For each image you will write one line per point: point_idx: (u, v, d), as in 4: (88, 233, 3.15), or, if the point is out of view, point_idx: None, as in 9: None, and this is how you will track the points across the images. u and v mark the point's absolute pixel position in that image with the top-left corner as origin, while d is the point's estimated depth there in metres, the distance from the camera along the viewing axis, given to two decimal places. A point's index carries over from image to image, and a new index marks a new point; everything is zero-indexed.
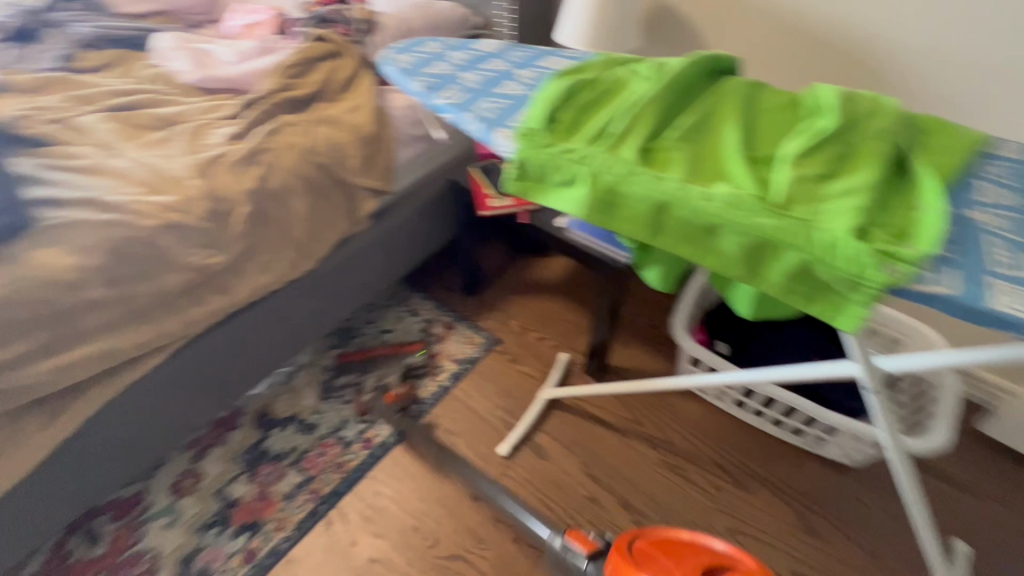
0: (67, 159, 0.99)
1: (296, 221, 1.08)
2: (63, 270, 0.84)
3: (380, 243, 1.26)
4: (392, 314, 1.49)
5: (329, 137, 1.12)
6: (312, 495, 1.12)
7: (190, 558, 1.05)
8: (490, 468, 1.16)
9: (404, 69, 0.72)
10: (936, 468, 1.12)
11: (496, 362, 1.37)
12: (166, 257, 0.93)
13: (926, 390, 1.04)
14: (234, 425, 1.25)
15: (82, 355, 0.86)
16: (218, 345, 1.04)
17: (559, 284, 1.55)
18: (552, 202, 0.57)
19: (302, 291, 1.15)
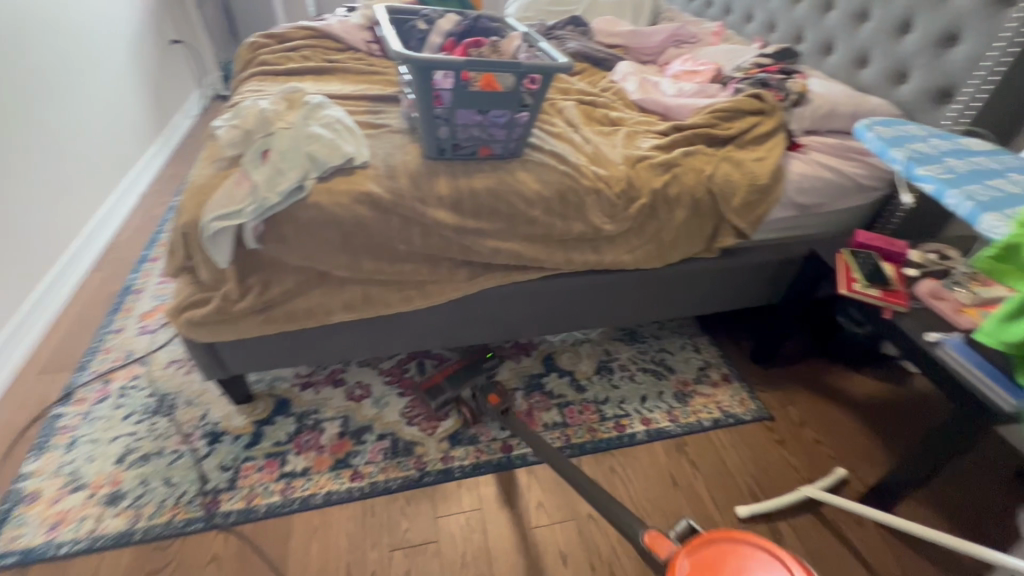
0: (546, 124, 1.37)
1: (670, 226, 1.26)
2: (529, 190, 1.16)
3: (714, 273, 1.37)
4: (678, 340, 1.58)
5: (729, 174, 1.27)
6: (562, 436, 1.30)
7: (467, 423, 1.32)
8: (720, 519, 1.15)
9: (887, 138, 0.83)
10: None
11: (761, 434, 1.33)
12: (583, 210, 1.20)
13: None
14: (528, 352, 1.52)
15: (505, 248, 1.18)
16: (568, 288, 1.29)
17: (859, 405, 1.42)
18: None
19: (640, 281, 1.33)
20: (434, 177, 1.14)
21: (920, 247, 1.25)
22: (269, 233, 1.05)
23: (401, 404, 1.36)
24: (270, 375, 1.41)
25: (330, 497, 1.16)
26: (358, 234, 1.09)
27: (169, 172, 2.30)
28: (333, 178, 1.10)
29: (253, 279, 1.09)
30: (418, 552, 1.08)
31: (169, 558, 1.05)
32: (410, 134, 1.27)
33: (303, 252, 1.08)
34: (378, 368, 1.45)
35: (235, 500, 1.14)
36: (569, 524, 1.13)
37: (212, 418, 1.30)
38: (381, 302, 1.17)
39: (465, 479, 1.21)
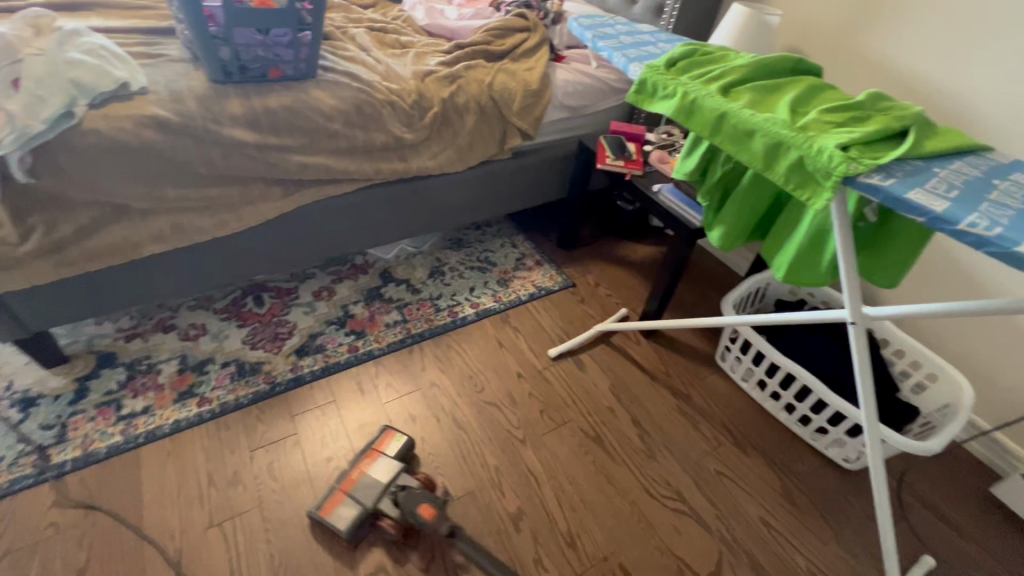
0: (337, 48, 1.44)
1: (462, 132, 1.45)
2: (325, 105, 1.25)
3: (510, 172, 1.61)
4: (498, 241, 1.81)
5: (505, 82, 1.48)
6: (403, 331, 1.46)
7: (314, 337, 1.42)
8: (537, 361, 1.43)
9: (587, 26, 1.08)
10: (916, 493, 1.24)
11: (567, 298, 1.64)
12: (381, 121, 1.32)
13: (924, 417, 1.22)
14: (365, 271, 1.63)
15: (313, 162, 1.26)
16: (384, 197, 1.42)
17: (638, 265, 1.80)
18: (654, 110, 0.87)
19: (449, 185, 1.51)
20: (224, 98, 1.17)
21: (655, 130, 1.61)
22: (41, 165, 1.01)
23: (242, 334, 1.40)
24: (86, 335, 1.34)
25: (179, 424, 1.18)
26: (149, 159, 1.09)
27: None
28: (107, 104, 1.07)
29: (33, 219, 1.03)
30: (279, 446, 1.17)
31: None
32: (192, 61, 1.26)
33: (87, 183, 1.05)
34: (212, 309, 1.46)
35: (69, 451, 1.11)
36: (417, 394, 1.31)
37: (20, 386, 1.22)
38: (193, 229, 1.19)
39: (318, 381, 1.32)
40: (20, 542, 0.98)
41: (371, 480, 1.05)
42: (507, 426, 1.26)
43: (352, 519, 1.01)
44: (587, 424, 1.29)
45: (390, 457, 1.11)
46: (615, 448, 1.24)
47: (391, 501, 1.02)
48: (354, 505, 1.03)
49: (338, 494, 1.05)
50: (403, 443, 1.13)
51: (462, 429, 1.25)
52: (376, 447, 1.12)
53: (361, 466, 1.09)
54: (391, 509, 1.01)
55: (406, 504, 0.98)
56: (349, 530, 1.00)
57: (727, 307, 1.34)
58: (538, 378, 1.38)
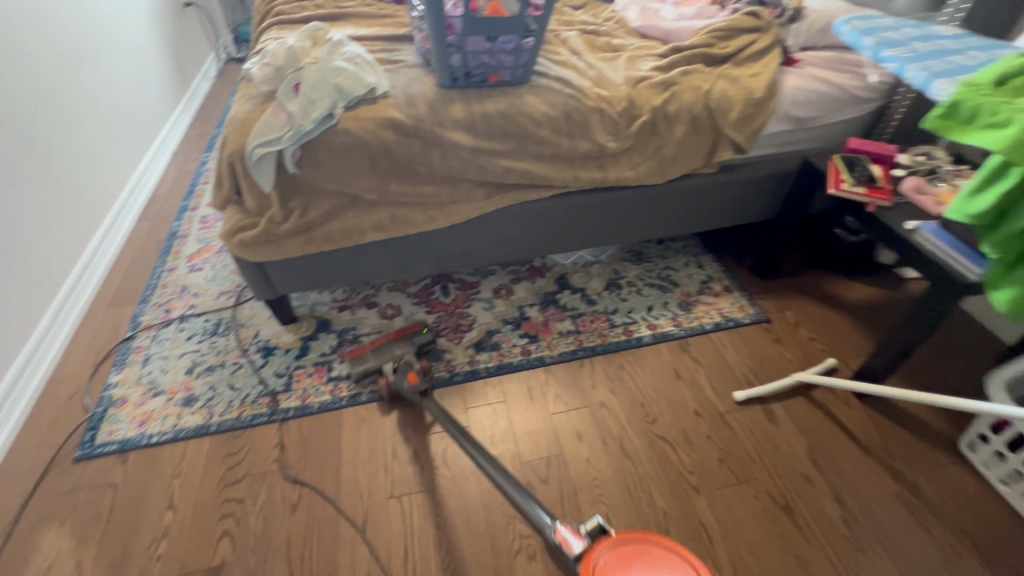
0: (550, 53, 1.44)
1: (669, 142, 1.35)
2: (537, 111, 1.26)
3: (713, 187, 1.46)
4: (682, 259, 1.68)
5: (724, 90, 1.34)
6: (575, 341, 1.44)
7: (489, 334, 1.47)
8: (718, 402, 1.29)
9: (860, 28, 0.91)
10: None
11: (759, 335, 1.45)
12: (587, 129, 1.29)
13: None
14: (542, 274, 1.64)
15: (518, 167, 1.28)
16: (576, 205, 1.40)
17: (854, 308, 1.51)
18: (966, 140, 0.68)
19: (643, 198, 1.43)
20: (449, 103, 1.24)
21: (911, 151, 1.32)
22: (305, 158, 1.18)
23: (429, 320, 1.51)
24: (311, 300, 1.57)
25: (373, 394, 1.32)
26: (384, 157, 1.21)
27: (195, 132, 2.42)
28: (358, 107, 1.21)
29: (294, 203, 1.23)
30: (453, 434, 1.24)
31: (241, 444, 1.23)
32: (424, 67, 1.36)
33: (336, 176, 1.21)
34: (406, 292, 1.60)
35: (292, 399, 1.32)
36: (584, 410, 1.28)
37: (264, 336, 1.47)
38: (407, 222, 1.30)
39: (490, 378, 1.36)
40: (254, 468, 1.18)
41: (390, 349, 1.30)
42: (679, 467, 1.16)
43: (361, 367, 1.28)
44: (775, 489, 1.12)
45: (412, 343, 1.33)
46: (811, 527, 1.06)
47: (394, 368, 1.26)
48: (371, 360, 1.29)
49: (365, 349, 1.31)
50: (426, 336, 1.35)
51: (628, 459, 1.18)
52: (406, 330, 1.34)
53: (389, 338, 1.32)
54: (390, 371, 1.26)
55: (401, 372, 1.23)
56: (356, 372, 1.28)
57: (996, 389, 1.04)
58: (719, 422, 1.24)
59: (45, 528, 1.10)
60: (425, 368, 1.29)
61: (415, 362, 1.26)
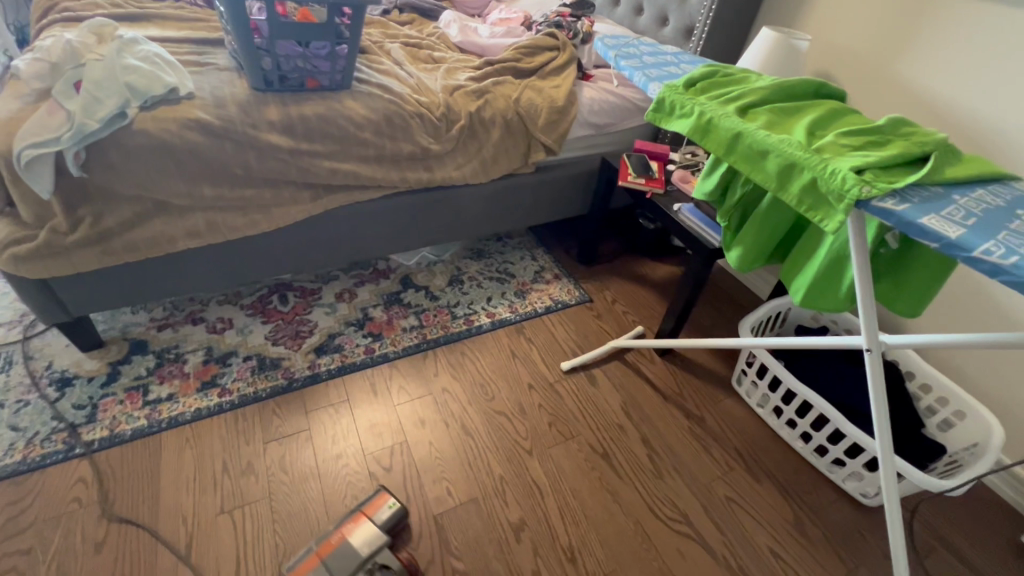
0: (372, 61, 1.50)
1: (487, 145, 1.49)
2: (356, 114, 1.31)
3: (533, 185, 1.63)
4: (518, 253, 1.84)
5: (531, 99, 1.52)
6: (419, 335, 1.49)
7: (332, 337, 1.46)
8: (548, 373, 1.43)
9: (610, 45, 1.12)
10: (933, 530, 1.19)
11: (583, 313, 1.64)
12: (409, 131, 1.37)
13: (955, 458, 1.17)
14: (386, 276, 1.68)
15: (342, 168, 1.31)
16: (407, 205, 1.47)
17: (658, 284, 1.79)
18: (670, 128, 0.88)
19: (471, 196, 1.55)
20: (263, 105, 1.24)
21: (681, 151, 1.61)
22: (93, 160, 1.09)
23: (265, 330, 1.45)
24: (122, 322, 1.41)
25: (200, 412, 1.23)
26: (192, 159, 1.16)
27: None
28: (157, 108, 1.15)
29: (83, 210, 1.12)
30: (292, 439, 1.21)
31: (28, 489, 1.06)
32: (236, 69, 1.34)
33: (133, 180, 1.13)
34: (239, 304, 1.52)
35: (98, 430, 1.17)
36: (428, 398, 1.33)
37: (59, 366, 1.29)
38: (226, 227, 1.25)
39: (333, 379, 1.35)
40: (47, 512, 1.03)
41: (353, 551, 0.96)
42: (515, 435, 1.27)
43: None
44: (594, 440, 1.28)
45: (375, 524, 1.01)
46: (623, 466, 1.23)
47: None
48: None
49: (313, 560, 0.95)
50: (394, 512, 1.04)
51: (470, 436, 1.26)
52: (366, 510, 1.03)
53: (344, 529, 0.99)
54: None
55: None
56: None
57: (745, 330, 1.32)
58: (549, 390, 1.38)
59: None
60: (405, 565, 0.99)
61: (397, 567, 0.96)
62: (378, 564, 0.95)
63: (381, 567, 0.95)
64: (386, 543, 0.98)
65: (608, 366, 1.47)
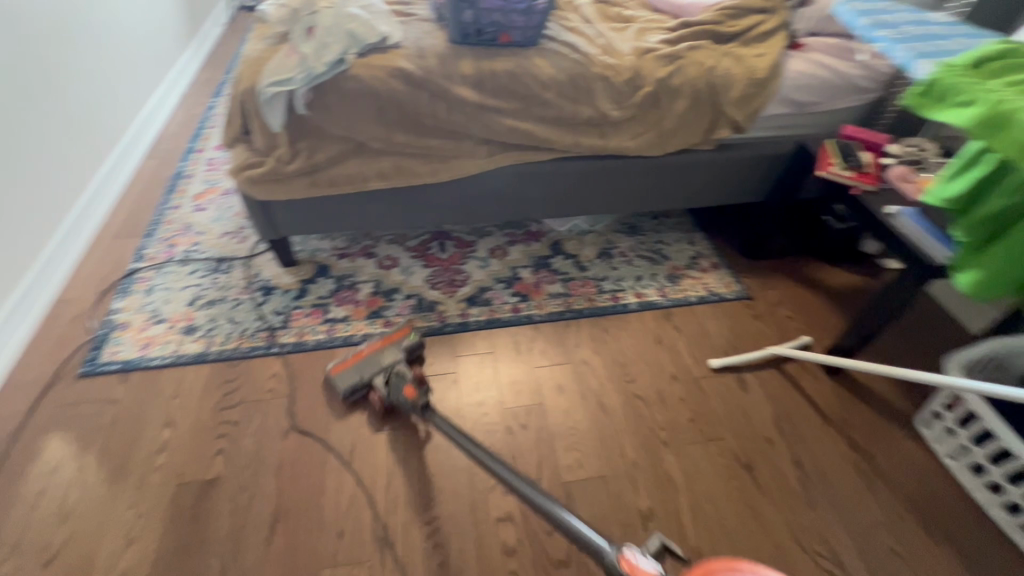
0: (562, 18, 1.46)
1: (669, 115, 1.38)
2: (544, 73, 1.29)
3: (709, 164, 1.50)
4: (675, 235, 1.73)
5: (728, 68, 1.37)
6: (564, 303, 1.49)
7: (482, 290, 1.52)
8: (694, 368, 1.35)
9: (858, 10, 0.98)
10: None
11: (740, 310, 1.51)
12: (591, 95, 1.32)
13: None
14: (537, 238, 1.69)
15: (520, 127, 1.32)
16: (573, 171, 1.44)
17: (833, 292, 1.57)
18: (936, 117, 0.74)
19: (640, 169, 1.47)
20: (458, 58, 1.27)
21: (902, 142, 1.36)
22: (316, 101, 1.21)
23: (425, 274, 1.56)
24: (312, 246, 1.61)
25: (367, 337, 1.38)
26: (391, 107, 1.25)
27: (204, 77, 2.42)
28: (370, 55, 1.24)
29: (302, 144, 1.26)
30: (441, 378, 1.30)
31: (238, 373, 1.29)
32: (437, 21, 1.38)
33: (343, 122, 1.24)
34: (404, 245, 1.64)
35: (289, 335, 1.37)
36: (567, 367, 1.34)
37: (264, 276, 1.52)
38: (410, 173, 1.34)
39: (481, 331, 1.42)
40: (250, 395, 1.24)
41: (377, 358, 1.20)
42: (652, 423, 1.23)
43: (349, 384, 1.19)
44: (738, 448, 1.19)
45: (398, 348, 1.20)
46: (768, 483, 1.14)
47: (383, 379, 1.15)
48: (354, 373, 1.20)
49: (347, 362, 1.21)
50: (414, 339, 1.21)
51: (605, 413, 1.25)
52: (390, 336, 1.23)
53: (372, 345, 1.23)
54: (381, 384, 1.15)
55: (394, 386, 1.10)
56: (344, 390, 1.19)
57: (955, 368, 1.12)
58: (693, 385, 1.31)
59: (49, 434, 1.16)
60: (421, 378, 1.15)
61: (407, 371, 1.12)
62: (393, 370, 1.13)
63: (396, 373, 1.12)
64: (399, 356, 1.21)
65: (762, 373, 1.34)
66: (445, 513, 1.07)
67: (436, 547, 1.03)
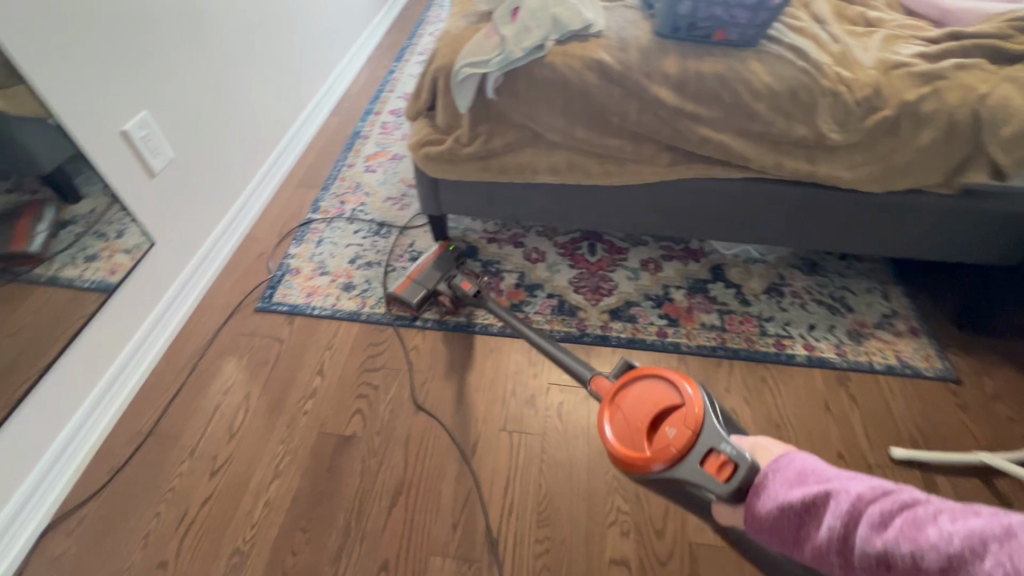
0: (789, 15, 1.25)
1: (908, 147, 1.13)
2: (759, 81, 1.12)
3: (942, 212, 1.22)
4: (866, 284, 1.46)
5: (1008, 97, 1.07)
6: (718, 338, 1.34)
7: (628, 304, 1.42)
8: (869, 452, 1.14)
9: None
10: None
11: (941, 394, 1.24)
12: (812, 112, 1.12)
13: None
14: (697, 258, 1.54)
15: (716, 139, 1.17)
16: (766, 195, 1.26)
17: None
18: None
19: (848, 204, 1.24)
20: (663, 54, 1.15)
21: None
22: (506, 86, 1.18)
23: (571, 274, 1.49)
24: (464, 225, 1.63)
25: (504, 329, 1.36)
26: (580, 100, 1.17)
27: (388, 41, 2.54)
28: (569, 42, 1.17)
29: (481, 128, 1.24)
30: (572, 390, 1.24)
31: (383, 338, 1.35)
32: (643, 9, 1.26)
33: (528, 110, 1.20)
34: (553, 240, 1.59)
35: (432, 311, 1.40)
36: None
37: (418, 247, 1.57)
38: (582, 172, 1.26)
39: (620, 348, 1.33)
40: (391, 363, 1.30)
41: (432, 271, 1.37)
42: None
43: (419, 296, 1.33)
44: None
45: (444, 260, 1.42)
46: None
47: (444, 285, 1.34)
48: (416, 285, 1.34)
49: (407, 280, 1.36)
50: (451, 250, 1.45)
51: None
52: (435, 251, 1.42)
53: (420, 263, 1.40)
54: (445, 288, 1.33)
55: (458, 282, 1.31)
56: (415, 301, 1.32)
57: None
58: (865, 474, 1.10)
59: (227, 356, 1.32)
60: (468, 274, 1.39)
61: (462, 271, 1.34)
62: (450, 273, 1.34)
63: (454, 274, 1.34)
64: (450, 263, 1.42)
65: (961, 481, 1.09)
66: (558, 536, 1.03)
67: (544, 569, 0.99)
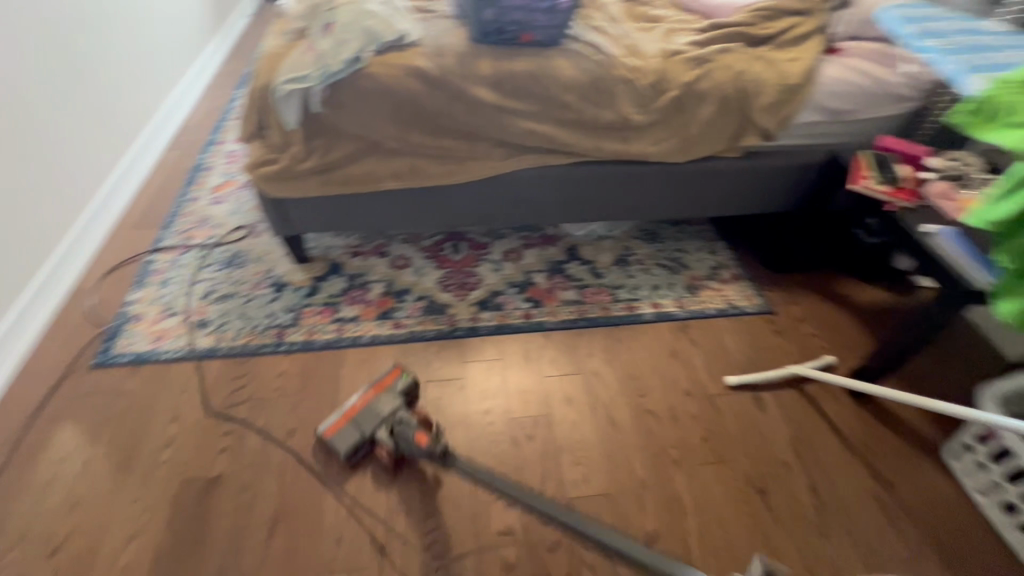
0: (588, 17, 1.41)
1: (695, 121, 1.33)
2: (565, 76, 1.25)
3: (737, 174, 1.43)
4: (697, 244, 1.67)
5: (760, 73, 1.31)
6: (577, 310, 1.46)
7: (494, 294, 1.49)
8: (709, 385, 1.30)
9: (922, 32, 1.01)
10: None
11: (761, 325, 1.45)
12: (613, 98, 1.28)
13: None
14: (554, 243, 1.65)
15: (538, 130, 1.28)
16: (593, 176, 1.39)
17: (862, 309, 1.50)
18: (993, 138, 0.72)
19: (662, 177, 1.41)
20: (476, 57, 1.24)
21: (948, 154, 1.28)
22: (332, 99, 1.20)
23: (438, 275, 1.54)
24: (326, 244, 1.61)
25: (376, 338, 1.37)
26: (407, 105, 1.22)
27: (229, 68, 2.43)
28: (387, 53, 1.22)
29: (316, 142, 1.25)
30: (447, 384, 1.28)
31: (246, 370, 1.29)
32: (459, 19, 1.35)
33: (358, 119, 1.22)
34: (418, 246, 1.63)
35: (298, 334, 1.37)
36: (577, 377, 1.31)
37: (277, 272, 1.52)
38: (424, 174, 1.31)
39: (490, 337, 1.39)
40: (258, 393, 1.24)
41: (374, 411, 1.12)
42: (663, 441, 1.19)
43: (347, 445, 1.10)
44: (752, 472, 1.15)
45: (393, 391, 1.15)
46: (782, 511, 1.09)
47: (388, 431, 1.09)
48: (353, 431, 1.11)
49: (340, 421, 1.13)
50: (407, 380, 1.16)
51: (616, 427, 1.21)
52: (382, 382, 1.16)
53: (364, 397, 1.15)
54: (383, 435, 1.09)
55: (402, 437, 1.05)
56: (343, 451, 1.09)
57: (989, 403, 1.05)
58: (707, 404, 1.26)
59: (62, 422, 1.18)
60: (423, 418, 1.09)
61: (412, 418, 1.07)
62: (396, 418, 1.09)
63: (399, 421, 1.08)
64: (396, 403, 1.13)
65: (782, 394, 1.29)
66: (444, 523, 1.05)
67: (433, 558, 1.01)
